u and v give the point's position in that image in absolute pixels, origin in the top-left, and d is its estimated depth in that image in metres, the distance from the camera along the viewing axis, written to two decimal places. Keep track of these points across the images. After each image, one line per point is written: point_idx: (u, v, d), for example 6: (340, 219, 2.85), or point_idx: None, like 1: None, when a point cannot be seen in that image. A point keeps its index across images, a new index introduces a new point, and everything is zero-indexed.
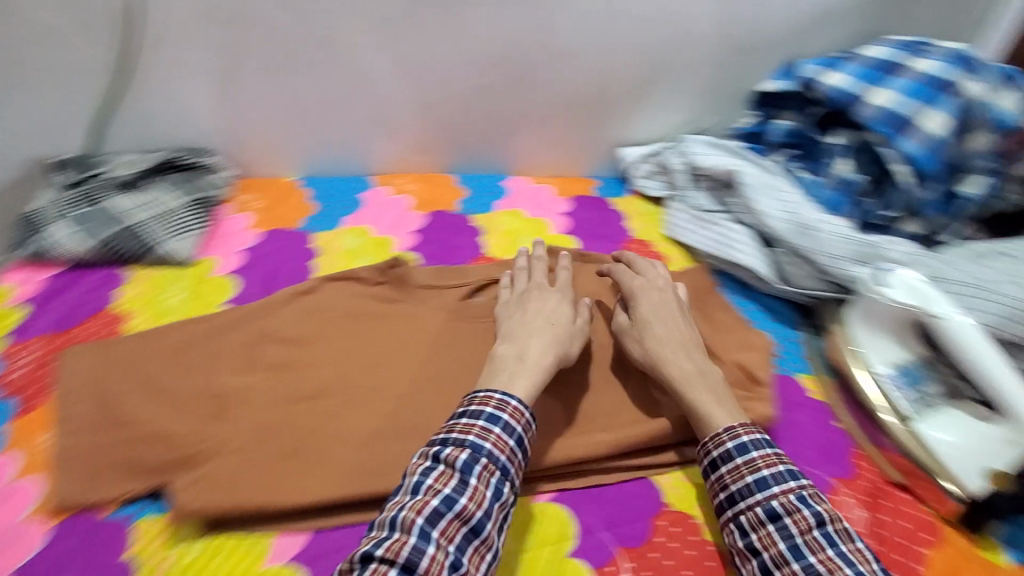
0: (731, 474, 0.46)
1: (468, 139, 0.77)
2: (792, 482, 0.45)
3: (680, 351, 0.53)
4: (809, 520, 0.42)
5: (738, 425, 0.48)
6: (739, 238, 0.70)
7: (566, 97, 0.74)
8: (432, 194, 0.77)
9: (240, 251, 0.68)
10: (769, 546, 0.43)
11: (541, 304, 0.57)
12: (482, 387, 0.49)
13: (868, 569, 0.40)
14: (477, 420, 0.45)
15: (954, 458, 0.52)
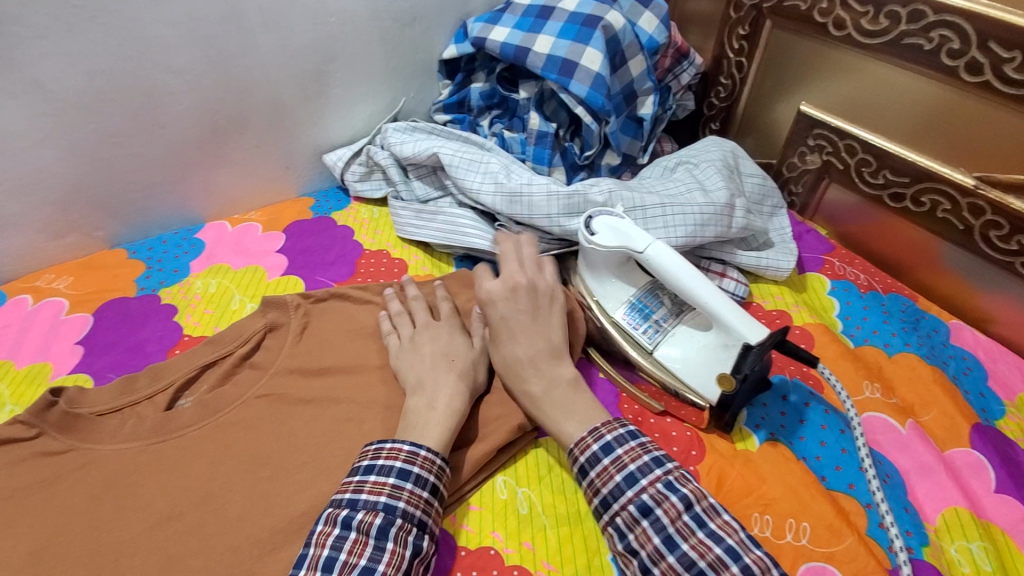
0: (600, 477, 0.47)
1: (267, 161, 0.77)
2: (657, 469, 0.46)
3: (530, 368, 0.53)
4: (677, 506, 0.44)
5: (601, 425, 0.49)
6: (540, 199, 0.66)
7: (348, 78, 0.76)
8: (280, 219, 0.77)
9: (75, 344, 0.61)
10: (645, 543, 0.43)
11: (436, 343, 0.58)
12: (388, 438, 0.49)
13: (734, 542, 0.41)
14: (387, 477, 0.46)
15: (684, 374, 0.54)
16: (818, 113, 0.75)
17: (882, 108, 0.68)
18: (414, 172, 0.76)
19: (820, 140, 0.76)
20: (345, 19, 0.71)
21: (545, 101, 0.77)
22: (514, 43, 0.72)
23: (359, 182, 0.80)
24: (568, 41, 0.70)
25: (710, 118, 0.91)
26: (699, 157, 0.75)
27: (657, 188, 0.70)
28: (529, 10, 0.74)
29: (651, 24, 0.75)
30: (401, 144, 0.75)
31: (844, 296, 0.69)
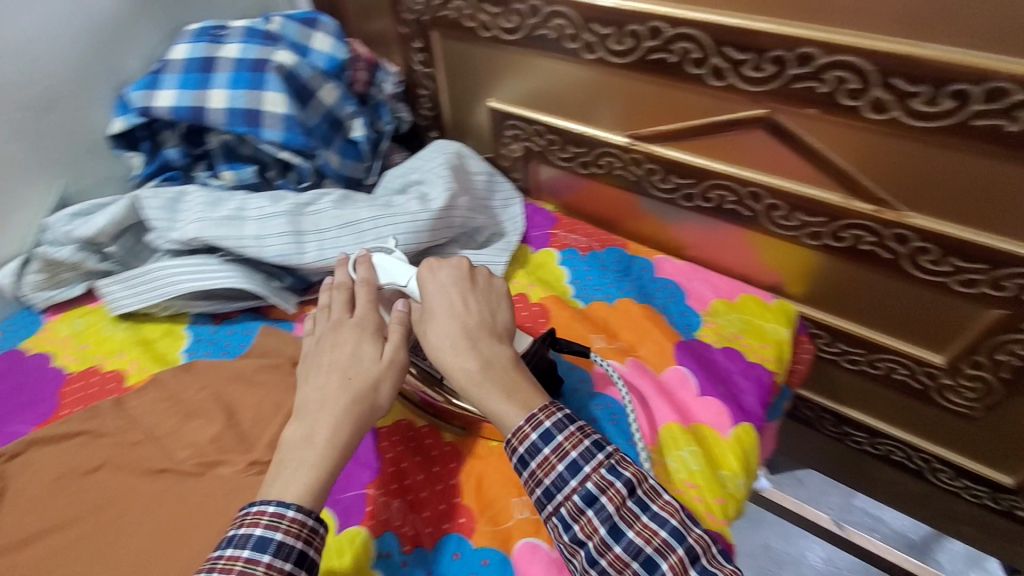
0: (542, 467, 0.51)
1: None
2: (598, 455, 0.51)
3: (462, 345, 0.55)
4: (621, 492, 0.49)
5: (539, 411, 0.52)
6: (254, 248, 0.71)
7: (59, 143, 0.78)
8: None
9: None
10: (590, 534, 0.48)
11: (338, 353, 0.56)
12: (256, 501, 0.49)
13: (676, 522, 0.48)
14: (243, 549, 0.46)
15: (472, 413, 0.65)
16: (675, 154, 0.75)
17: (681, 131, 0.72)
18: (111, 247, 0.76)
19: (608, 160, 0.82)
20: (79, 105, 0.78)
21: (236, 147, 0.81)
22: (185, 104, 0.75)
23: (39, 277, 0.76)
24: (241, 90, 0.75)
25: (550, 146, 0.87)
26: (515, 220, 0.90)
27: (426, 194, 0.79)
28: (192, 65, 0.76)
29: (324, 44, 0.83)
30: (81, 227, 0.73)
31: (648, 296, 0.77)
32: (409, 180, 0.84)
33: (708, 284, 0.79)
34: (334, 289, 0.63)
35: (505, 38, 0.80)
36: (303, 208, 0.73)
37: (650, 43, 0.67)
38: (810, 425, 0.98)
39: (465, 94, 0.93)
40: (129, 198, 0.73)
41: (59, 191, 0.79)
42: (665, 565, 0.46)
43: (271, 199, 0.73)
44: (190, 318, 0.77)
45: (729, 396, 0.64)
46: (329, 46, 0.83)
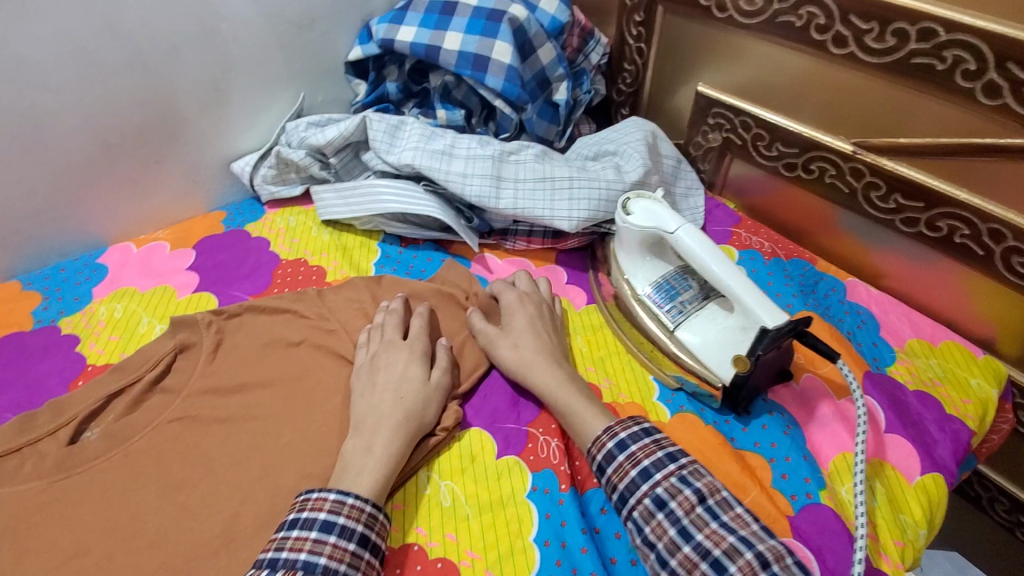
0: (616, 473, 0.51)
1: (214, 146, 0.85)
2: (669, 464, 0.49)
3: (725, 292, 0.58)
4: (691, 498, 0.47)
5: (616, 424, 0.53)
6: (456, 182, 0.75)
7: (309, 60, 0.87)
8: (190, 233, 0.84)
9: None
10: (661, 536, 0.47)
11: (389, 371, 0.59)
12: (317, 487, 0.49)
13: (747, 532, 0.45)
14: (310, 531, 0.46)
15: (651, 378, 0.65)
16: (909, 172, 0.68)
17: (922, 148, 0.66)
18: (332, 158, 0.84)
19: (821, 164, 0.76)
20: (331, 30, 0.87)
21: (452, 90, 0.86)
22: (423, 41, 0.81)
23: (269, 169, 0.87)
24: (476, 36, 0.79)
25: (754, 140, 0.83)
26: (695, 212, 0.88)
27: (621, 166, 0.79)
28: (433, 8, 0.82)
29: (552, 5, 0.85)
30: (315, 135, 0.83)
31: (833, 317, 0.72)
32: (604, 149, 0.84)
33: (906, 320, 0.73)
34: (387, 313, 0.66)
35: (741, 22, 0.77)
36: (507, 156, 0.77)
37: (917, 46, 0.62)
38: (976, 506, 0.87)
39: (671, 75, 0.92)
40: (361, 117, 0.82)
41: (298, 102, 0.89)
42: (735, 569, 0.43)
43: (479, 142, 0.78)
44: (382, 236, 0.84)
45: (918, 441, 0.59)
46: (555, 8, 0.85)
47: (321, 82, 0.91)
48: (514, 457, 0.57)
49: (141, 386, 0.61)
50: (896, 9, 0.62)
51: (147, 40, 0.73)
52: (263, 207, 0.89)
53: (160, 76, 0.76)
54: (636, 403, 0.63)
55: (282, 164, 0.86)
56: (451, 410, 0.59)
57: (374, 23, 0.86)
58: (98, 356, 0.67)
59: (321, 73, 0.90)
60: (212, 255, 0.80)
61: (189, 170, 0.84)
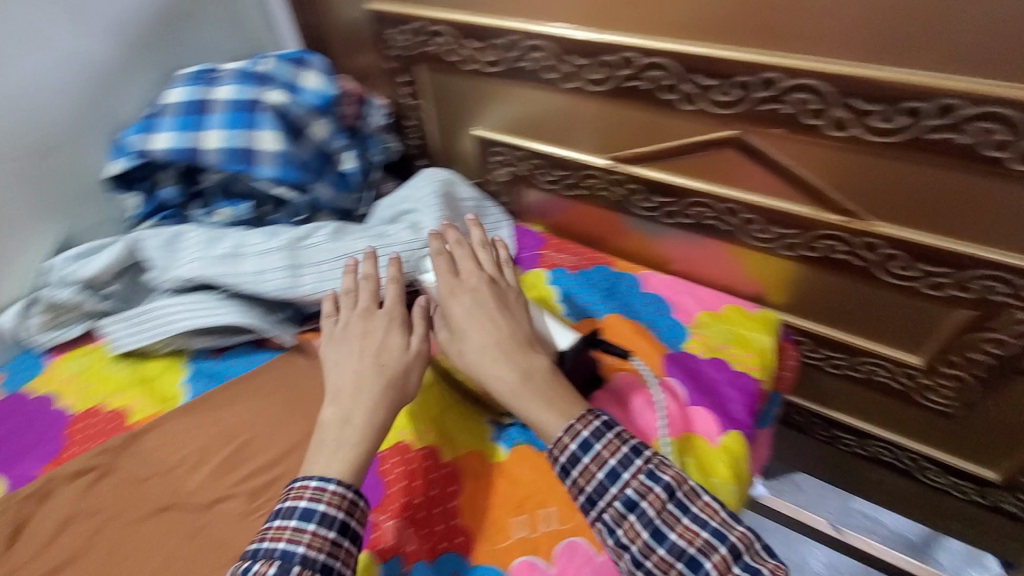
0: (583, 476, 0.53)
1: None
2: (637, 461, 0.53)
3: (500, 356, 0.60)
4: (661, 496, 0.51)
5: (577, 422, 0.55)
6: (252, 282, 0.73)
7: (55, 189, 0.80)
8: None
9: None
10: (634, 539, 0.50)
11: (366, 338, 0.62)
12: (301, 476, 0.53)
13: (717, 523, 0.50)
14: (290, 519, 0.50)
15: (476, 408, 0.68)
16: (657, 174, 0.78)
17: (658, 153, 0.76)
18: (112, 286, 0.78)
19: (593, 180, 0.85)
20: (76, 151, 0.80)
21: (232, 185, 0.84)
22: (182, 146, 0.77)
23: (39, 317, 0.78)
24: (237, 130, 0.78)
25: (535, 170, 0.91)
26: (504, 244, 0.93)
27: (419, 223, 0.82)
28: (185, 110, 0.79)
29: (313, 81, 0.86)
30: (81, 269, 0.76)
31: (635, 312, 0.80)
32: (400, 210, 0.86)
33: (692, 296, 0.82)
34: (360, 278, 0.68)
35: (485, 70, 0.83)
36: (300, 242, 0.76)
37: (624, 72, 0.70)
38: (801, 430, 1.00)
39: (450, 122, 0.96)
40: (132, 238, 0.76)
41: (61, 237, 0.82)
42: (709, 564, 0.48)
43: (267, 235, 0.76)
44: (191, 354, 0.78)
45: (716, 407, 0.67)
46: (320, 83, 0.85)
47: (81, 206, 0.83)
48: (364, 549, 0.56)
49: None
50: (596, 45, 0.70)
51: None
52: (45, 357, 0.78)
53: None
54: (474, 452, 0.64)
55: (54, 307, 0.77)
56: None
57: (125, 134, 0.81)
58: None
59: (76, 197, 0.82)
60: None
61: None
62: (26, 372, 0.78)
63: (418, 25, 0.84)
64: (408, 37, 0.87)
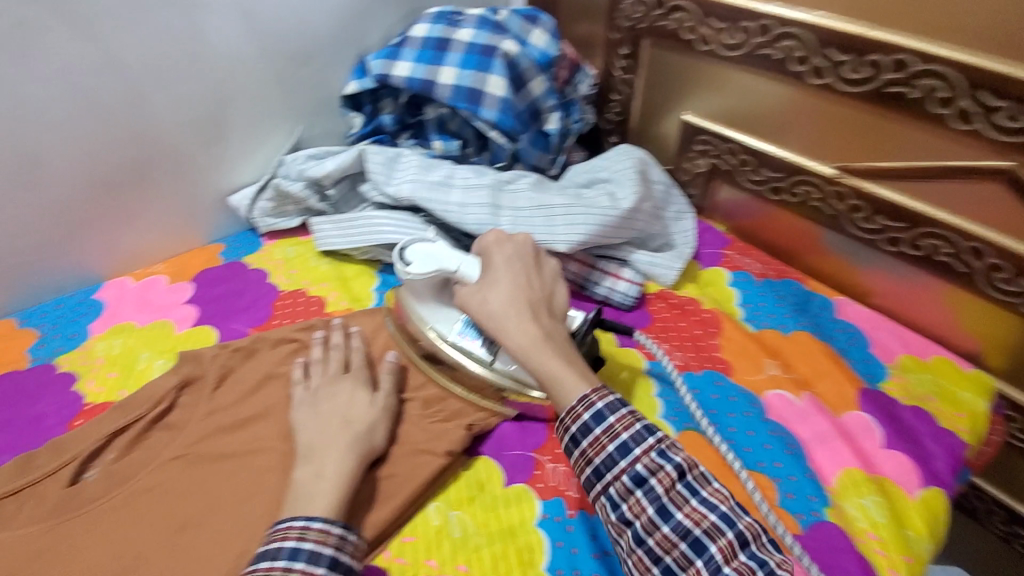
0: (592, 446, 0.51)
1: (209, 181, 0.86)
2: (649, 439, 0.50)
3: (513, 313, 0.56)
4: (671, 475, 0.48)
5: (591, 392, 0.52)
6: (455, 212, 0.77)
7: (304, 95, 0.89)
8: (189, 266, 0.84)
9: None
10: (639, 514, 0.48)
11: (333, 402, 0.58)
12: (283, 517, 0.49)
13: (726, 508, 0.47)
14: (277, 560, 0.45)
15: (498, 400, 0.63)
16: (892, 195, 0.71)
17: (901, 169, 0.70)
18: (331, 190, 0.86)
19: (808, 188, 0.79)
20: (328, 66, 0.89)
21: (447, 122, 0.89)
22: (419, 76, 0.83)
23: (266, 202, 0.88)
24: (471, 71, 0.82)
25: (741, 166, 0.86)
26: (686, 235, 0.88)
27: (614, 193, 0.81)
28: (427, 44, 0.84)
29: (541, 39, 0.88)
30: (313, 169, 0.84)
31: (826, 336, 0.75)
32: (597, 178, 0.85)
33: (896, 337, 0.75)
34: (330, 346, 0.64)
35: (724, 55, 0.81)
36: (505, 185, 0.79)
37: (891, 75, 0.66)
38: (973, 517, 0.88)
39: (658, 104, 0.95)
40: (359, 150, 0.84)
41: (295, 136, 0.91)
42: (715, 548, 0.46)
43: (477, 173, 0.80)
44: (381, 266, 0.85)
45: (915, 457, 0.62)
46: (544, 41, 0.88)
47: (317, 115, 0.92)
48: (521, 483, 0.57)
49: (142, 425, 0.60)
50: (871, 43, 0.66)
51: (145, 77, 0.74)
52: (261, 239, 0.90)
53: (161, 109, 0.77)
54: None
55: (281, 196, 0.87)
56: (459, 434, 0.59)
57: (369, 58, 0.88)
58: (97, 393, 0.66)
59: (317, 106, 0.92)
60: (209, 289, 0.80)
61: (188, 204, 0.85)
62: (246, 247, 0.88)
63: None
64: (643, 11, 0.88)
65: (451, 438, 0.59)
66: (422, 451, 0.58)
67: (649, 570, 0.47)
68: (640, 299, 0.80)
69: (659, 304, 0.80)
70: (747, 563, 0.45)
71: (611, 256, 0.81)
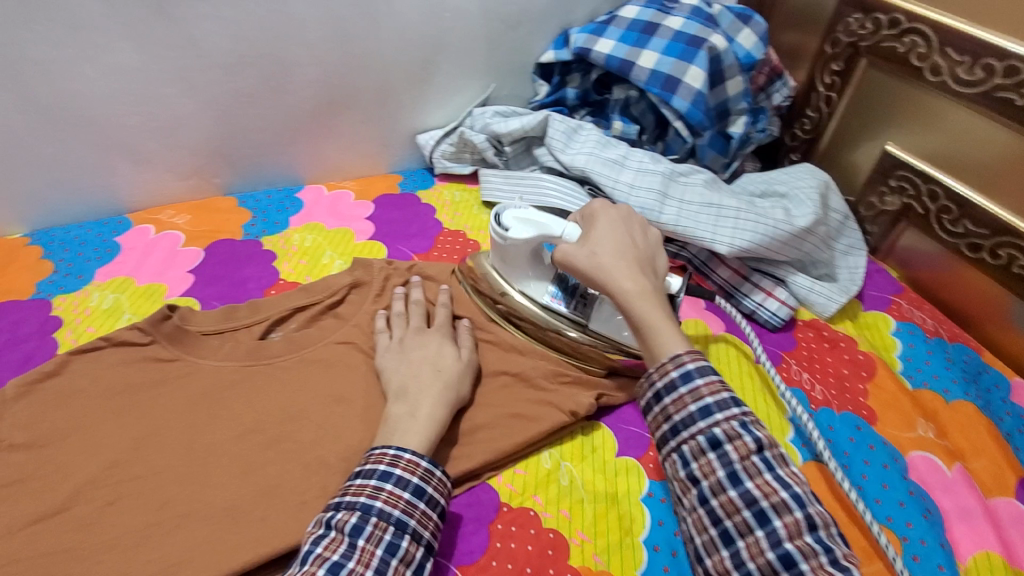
0: (674, 403, 0.49)
1: (407, 117, 0.95)
2: (733, 408, 0.48)
3: (627, 269, 0.54)
4: (748, 446, 0.46)
5: (685, 353, 0.50)
6: (622, 191, 0.79)
7: (506, 55, 0.95)
8: (372, 188, 0.94)
9: (187, 273, 0.75)
10: (707, 474, 0.47)
11: (425, 351, 0.61)
12: (376, 444, 0.52)
13: (800, 489, 0.45)
14: (369, 480, 0.49)
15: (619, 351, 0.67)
16: None
17: None
18: (507, 147, 0.92)
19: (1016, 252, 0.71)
20: (534, 32, 0.94)
21: (631, 105, 0.90)
22: (619, 55, 0.85)
23: (449, 146, 0.96)
24: (672, 59, 0.83)
25: (938, 212, 0.79)
26: (854, 272, 0.83)
27: (789, 210, 0.78)
28: (634, 26, 0.86)
29: (749, 41, 0.87)
30: (498, 124, 0.90)
31: (993, 414, 0.67)
32: (772, 190, 0.83)
33: None
34: (410, 302, 0.67)
35: (955, 90, 0.74)
36: (678, 176, 0.79)
37: None
38: None
39: (855, 129, 0.89)
40: (544, 115, 0.88)
41: (487, 92, 0.97)
42: (779, 523, 0.44)
43: (652, 158, 0.81)
44: None
45: None
46: (752, 43, 0.86)
47: (511, 76, 0.98)
48: (633, 458, 0.59)
49: (319, 309, 0.69)
50: None
51: (386, 13, 0.82)
52: (435, 179, 0.98)
53: (391, 44, 0.85)
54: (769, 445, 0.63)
55: (463, 143, 0.95)
56: (586, 397, 0.62)
57: (573, 31, 0.92)
58: (289, 274, 0.77)
59: (513, 68, 0.97)
60: (386, 212, 0.90)
61: (385, 133, 0.95)
62: (421, 183, 0.97)
63: (896, 20, 0.79)
64: (872, 28, 0.83)
65: (579, 401, 0.61)
66: (548, 403, 0.61)
67: (707, 529, 0.47)
68: (788, 322, 0.77)
69: (808, 331, 0.77)
70: (811, 545, 0.43)
71: (769, 272, 0.79)
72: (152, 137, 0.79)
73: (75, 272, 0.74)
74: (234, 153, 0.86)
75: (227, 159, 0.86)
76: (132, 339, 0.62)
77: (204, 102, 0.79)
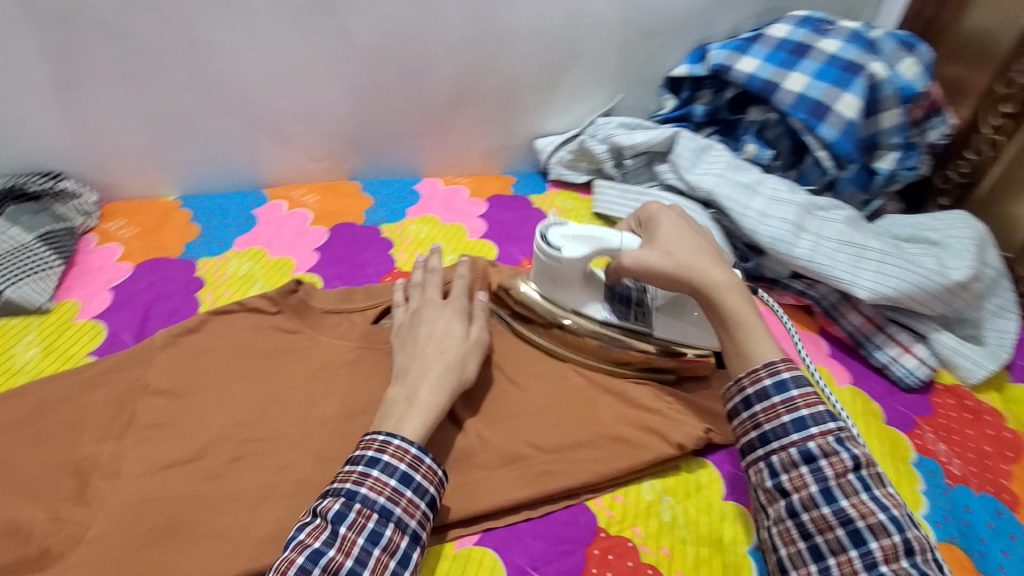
0: (765, 412, 0.48)
1: (530, 121, 0.94)
2: (830, 423, 0.46)
3: (702, 266, 0.54)
4: (846, 464, 0.45)
5: (780, 361, 0.49)
6: (752, 218, 0.75)
7: (638, 66, 0.92)
8: (486, 187, 0.95)
9: (313, 251, 0.79)
10: (799, 488, 0.46)
11: (432, 326, 0.59)
12: (367, 430, 0.50)
13: (899, 513, 0.43)
14: (357, 465, 0.47)
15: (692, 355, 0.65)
16: None
17: None
18: (628, 160, 0.89)
19: None
20: (670, 44, 0.91)
21: (767, 128, 0.85)
22: (763, 75, 0.81)
23: (568, 153, 0.95)
24: (824, 84, 0.78)
25: None
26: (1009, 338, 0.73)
27: (940, 259, 0.71)
28: (783, 46, 0.82)
29: (910, 70, 0.79)
30: (622, 135, 0.88)
31: None
32: (920, 236, 0.75)
33: None
34: (428, 272, 0.67)
35: None
36: (816, 209, 0.74)
37: None
38: None
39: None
40: (673, 131, 0.85)
41: (613, 102, 0.95)
42: (876, 546, 0.42)
43: (788, 187, 0.76)
44: None
45: None
46: (913, 73, 0.79)
47: (640, 88, 0.95)
48: (741, 505, 0.55)
49: None
50: None
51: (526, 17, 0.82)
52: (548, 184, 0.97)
53: (526, 48, 0.86)
54: None
55: (582, 152, 0.93)
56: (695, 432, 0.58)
57: (711, 46, 0.88)
58: (403, 263, 0.79)
59: (643, 80, 0.95)
60: (500, 212, 0.90)
61: (506, 134, 0.95)
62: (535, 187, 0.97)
63: None
64: None
65: (687, 434, 0.58)
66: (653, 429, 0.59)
67: (794, 542, 0.45)
68: (924, 383, 0.70)
69: (948, 398, 0.69)
70: (908, 571, 0.41)
71: (907, 324, 0.72)
72: (296, 119, 0.84)
73: (216, 239, 0.80)
74: (365, 140, 0.89)
75: (357, 146, 0.89)
76: (262, 307, 0.66)
77: (345, 90, 0.82)
